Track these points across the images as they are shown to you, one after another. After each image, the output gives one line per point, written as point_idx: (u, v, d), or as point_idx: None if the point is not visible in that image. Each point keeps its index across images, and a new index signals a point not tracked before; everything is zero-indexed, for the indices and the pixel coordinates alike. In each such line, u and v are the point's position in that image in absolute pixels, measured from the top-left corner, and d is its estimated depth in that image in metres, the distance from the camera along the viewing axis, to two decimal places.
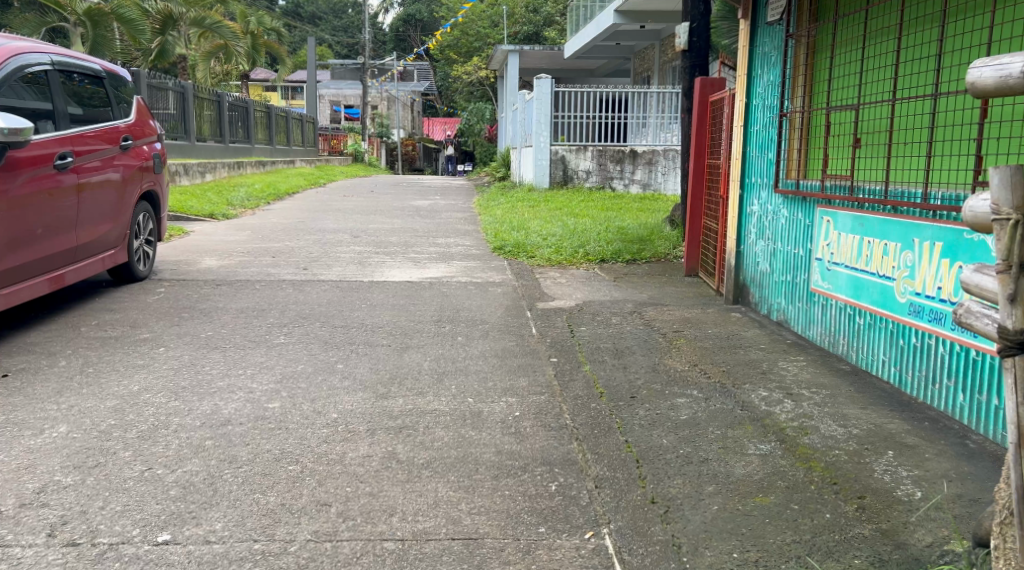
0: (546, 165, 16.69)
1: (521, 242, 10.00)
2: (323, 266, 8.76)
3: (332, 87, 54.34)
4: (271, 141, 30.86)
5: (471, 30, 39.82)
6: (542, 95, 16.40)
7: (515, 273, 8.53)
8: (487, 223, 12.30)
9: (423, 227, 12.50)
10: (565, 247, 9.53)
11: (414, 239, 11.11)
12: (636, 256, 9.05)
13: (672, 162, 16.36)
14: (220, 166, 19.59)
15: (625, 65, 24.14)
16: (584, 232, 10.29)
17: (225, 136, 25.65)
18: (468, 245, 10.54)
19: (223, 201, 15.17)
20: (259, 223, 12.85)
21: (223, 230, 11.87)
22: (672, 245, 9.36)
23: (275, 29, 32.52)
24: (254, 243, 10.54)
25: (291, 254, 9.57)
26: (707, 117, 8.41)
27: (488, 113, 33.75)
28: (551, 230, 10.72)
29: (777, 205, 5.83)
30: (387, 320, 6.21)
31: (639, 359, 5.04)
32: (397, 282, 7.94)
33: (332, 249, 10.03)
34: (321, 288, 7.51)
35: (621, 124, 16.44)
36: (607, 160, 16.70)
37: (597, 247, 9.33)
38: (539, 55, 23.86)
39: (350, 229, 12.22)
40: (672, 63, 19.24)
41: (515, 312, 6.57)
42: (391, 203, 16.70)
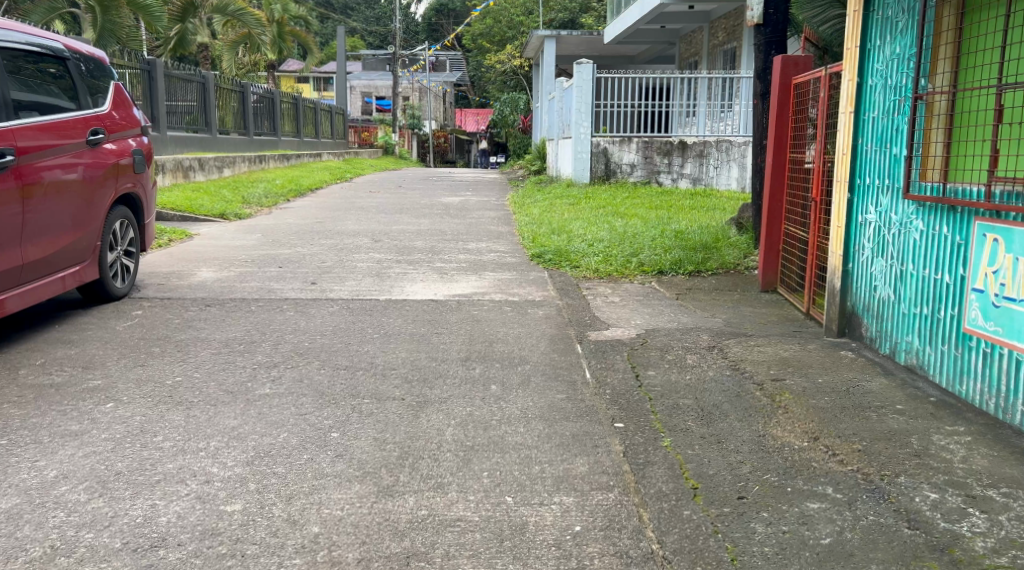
0: (586, 158, 15.28)
1: (564, 249, 8.72)
2: (333, 279, 7.52)
3: (363, 78, 53.30)
4: (298, 133, 29.75)
5: (505, 18, 38.65)
6: (583, 82, 15.07)
7: (559, 288, 7.25)
8: (524, 225, 11.03)
9: (452, 230, 11.25)
10: (614, 255, 8.24)
11: (442, 245, 9.84)
12: (701, 268, 7.75)
13: (726, 155, 15.09)
14: (239, 160, 18.43)
15: (669, 50, 22.72)
16: (637, 236, 8.98)
17: (249, 129, 24.54)
18: (503, 252, 9.27)
19: (238, 199, 13.99)
20: (273, 224, 11.65)
21: (231, 232, 10.68)
22: (741, 252, 8.04)
23: (303, 18, 31.39)
24: (264, 248, 9.37)
25: (301, 264, 8.35)
26: (790, 102, 7.14)
27: (523, 104, 32.44)
28: (597, 234, 9.43)
29: (909, 215, 4.54)
30: (404, 358, 4.96)
31: (737, 430, 3.75)
32: (421, 300, 6.70)
33: (349, 257, 8.81)
34: (328, 310, 6.27)
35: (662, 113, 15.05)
36: (653, 152, 15.26)
37: (653, 255, 8.04)
38: (577, 42, 22.59)
39: (373, 231, 10.97)
40: (723, 46, 17.85)
41: (563, 347, 5.30)
42: (419, 200, 15.43)
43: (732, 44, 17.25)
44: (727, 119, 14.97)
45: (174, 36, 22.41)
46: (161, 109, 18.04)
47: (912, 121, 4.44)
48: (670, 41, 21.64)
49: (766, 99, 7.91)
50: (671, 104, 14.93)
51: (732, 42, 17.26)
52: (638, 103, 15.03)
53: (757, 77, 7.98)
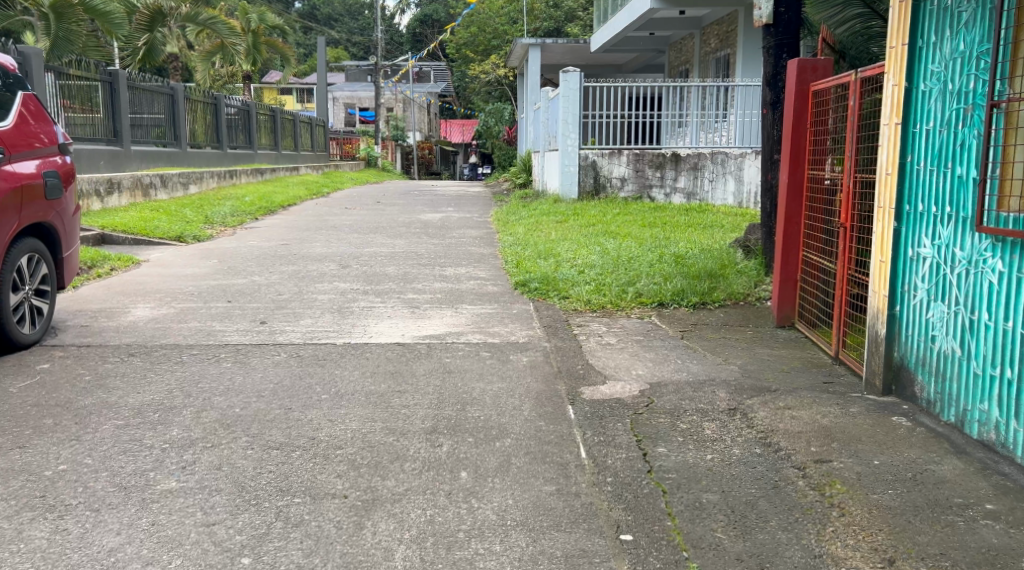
0: (574, 172, 14.35)
1: (552, 276, 7.80)
2: (285, 316, 6.57)
3: (346, 89, 52.34)
4: (276, 145, 28.78)
5: (489, 26, 37.80)
6: (569, 91, 14.10)
7: (546, 326, 6.32)
8: (508, 247, 10.11)
9: (429, 252, 10.31)
10: (608, 283, 7.33)
11: (417, 271, 8.88)
12: (707, 299, 6.84)
13: (721, 167, 14.02)
14: (207, 175, 17.43)
15: (659, 58, 21.88)
16: (633, 260, 8.07)
17: (222, 142, 23.56)
18: (482, 279, 8.33)
19: (200, 218, 13.02)
20: (233, 247, 10.68)
21: (184, 258, 9.71)
22: (750, 280, 7.15)
23: (280, 28, 30.44)
24: (216, 276, 8.41)
25: (254, 297, 7.40)
26: (808, 112, 6.25)
27: (508, 114, 31.56)
28: (588, 257, 8.51)
29: (981, 251, 3.64)
30: (354, 431, 4.02)
31: (783, 548, 2.88)
32: (384, 343, 5.76)
33: (309, 288, 7.85)
34: (271, 359, 5.32)
35: (652, 124, 14.21)
36: (645, 165, 14.39)
37: (651, 284, 7.13)
38: (563, 51, 21.74)
39: (341, 255, 10.02)
40: (715, 54, 16.96)
41: (552, 409, 4.37)
42: (397, 217, 14.49)
43: (725, 51, 16.36)
44: (720, 130, 14.19)
45: (141, 45, 21.34)
46: (124, 122, 17.03)
47: (986, 135, 3.55)
48: (659, 48, 20.80)
49: (777, 108, 7.03)
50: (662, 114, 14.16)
51: (725, 49, 16.38)
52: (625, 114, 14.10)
53: (766, 84, 7.09)
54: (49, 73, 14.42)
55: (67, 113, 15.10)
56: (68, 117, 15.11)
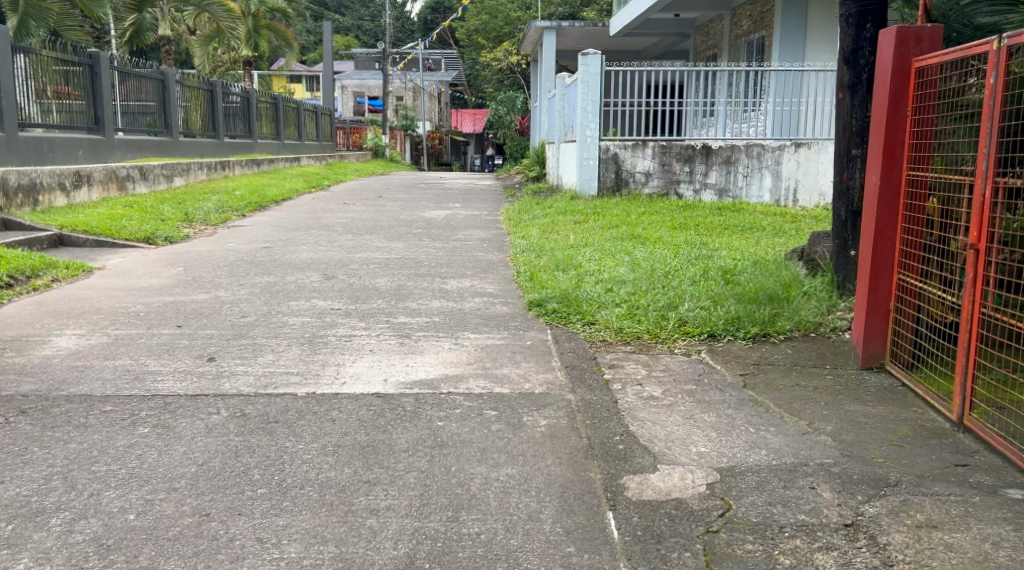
0: (593, 166, 12.88)
1: (574, 293, 6.45)
2: (233, 352, 5.13)
3: (355, 77, 50.82)
4: (278, 134, 27.41)
5: (501, 13, 36.39)
6: (589, 76, 12.64)
7: (570, 366, 4.97)
8: (521, 253, 8.76)
9: (431, 258, 8.95)
10: (644, 304, 5.97)
11: (412, 284, 7.52)
12: (768, 329, 5.47)
13: (756, 162, 12.79)
14: (194, 166, 16.11)
15: (683, 43, 20.41)
16: (673, 274, 6.70)
17: (219, 130, 22.22)
18: (489, 297, 6.97)
19: (178, 215, 11.69)
20: (207, 251, 9.35)
21: (146, 265, 8.36)
22: (821, 305, 5.77)
23: (282, 12, 29.04)
24: (175, 290, 7.08)
25: (211, 319, 5.99)
26: (908, 95, 4.93)
27: (521, 103, 30.17)
28: (617, 269, 7.15)
29: None
30: (290, 565, 2.78)
31: None
32: (360, 394, 4.40)
33: (280, 306, 6.49)
34: (198, 424, 3.90)
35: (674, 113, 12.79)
36: (672, 159, 12.92)
37: (696, 308, 5.77)
38: (579, 35, 20.32)
39: (328, 262, 8.68)
40: (747, 36, 15.52)
41: (585, 519, 3.06)
42: (398, 214, 13.12)
43: (759, 34, 14.91)
44: (751, 120, 12.75)
45: (129, 25, 20.05)
46: (107, 108, 15.70)
47: None
48: (683, 31, 19.35)
49: (857, 91, 5.71)
50: (684, 102, 12.69)
51: (759, 31, 14.95)
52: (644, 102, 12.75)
53: (843, 61, 5.79)
54: (19, 54, 13.07)
55: (43, 99, 13.75)
56: (43, 102, 13.75)
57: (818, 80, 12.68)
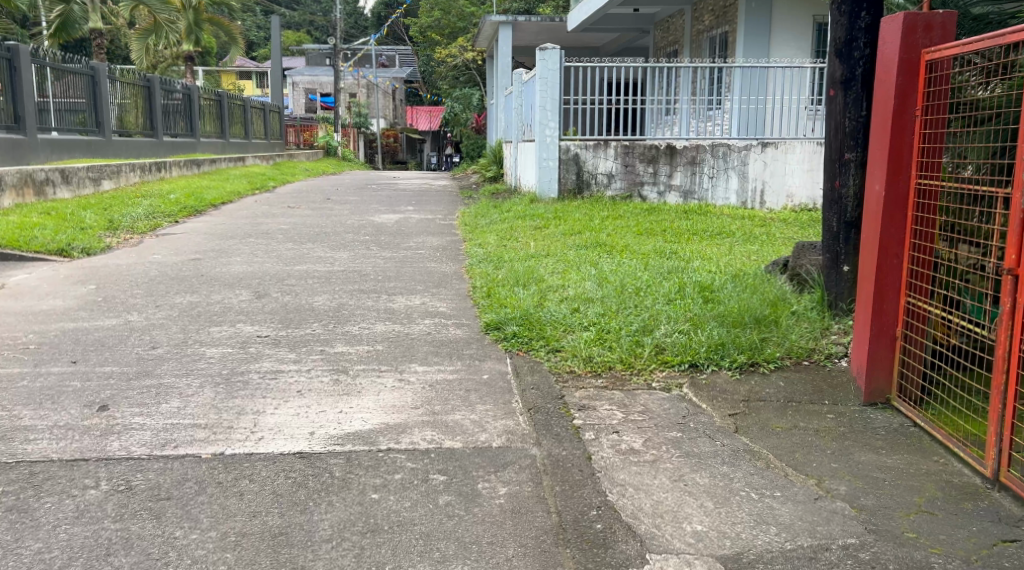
0: (553, 167, 12.15)
1: (536, 314, 5.73)
2: (131, 399, 4.34)
3: (307, 74, 49.64)
4: (224, 133, 26.39)
5: (455, 9, 35.58)
6: (547, 72, 11.94)
7: (532, 408, 4.21)
8: (477, 265, 8.02)
9: (376, 270, 8.19)
10: (614, 327, 5.25)
11: (353, 302, 6.76)
12: (755, 356, 4.77)
13: (723, 162, 12.17)
14: (125, 169, 15.21)
15: (643, 38, 19.77)
16: (645, 290, 5.98)
17: (158, 129, 21.16)
18: (440, 318, 6.20)
19: (101, 223, 11.02)
20: (128, 266, 8.58)
21: (55, 284, 7.57)
22: (814, 328, 5.06)
23: (226, 6, 28.06)
24: (80, 316, 6.31)
25: (114, 355, 5.21)
26: (918, 91, 4.22)
27: (477, 100, 29.34)
28: (584, 284, 6.44)
29: None
30: None
31: None
32: (279, 455, 3.63)
33: (198, 335, 5.73)
34: (66, 504, 3.14)
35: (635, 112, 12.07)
36: (635, 160, 12.23)
37: (673, 332, 5.05)
38: (535, 30, 19.58)
39: (262, 276, 7.91)
40: (709, 32, 14.88)
41: None
42: (343, 219, 12.34)
43: (722, 29, 14.27)
44: (715, 119, 12.12)
45: (56, 17, 19.59)
46: (28, 106, 14.70)
47: None
48: (643, 26, 18.69)
49: (850, 88, 5.04)
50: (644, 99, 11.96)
51: (720, 26, 14.31)
52: (600, 99, 11.97)
53: (833, 54, 5.11)
54: None
55: None
56: None
57: (783, 76, 12.07)
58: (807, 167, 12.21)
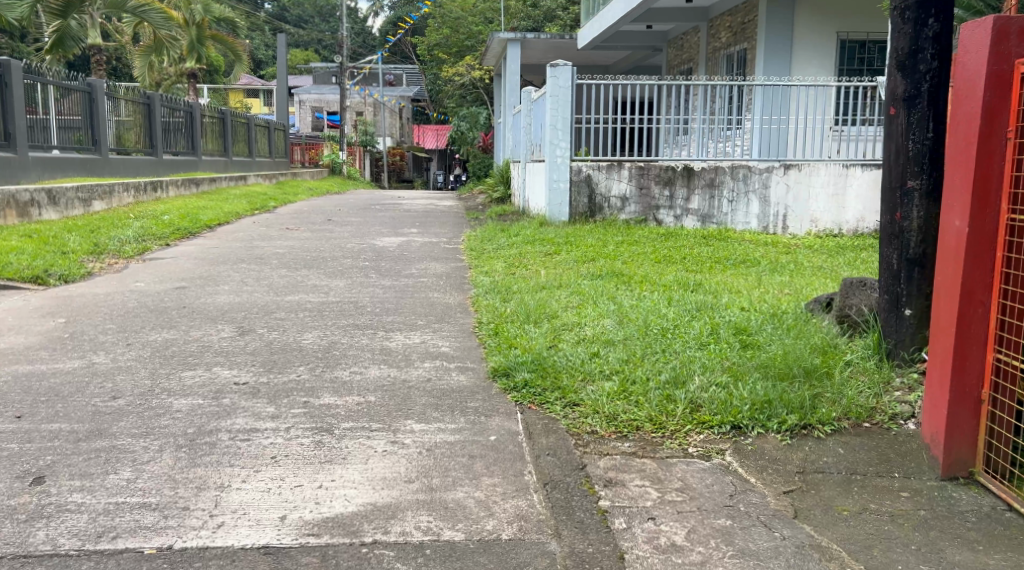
0: (563, 189, 11.49)
1: (549, 359, 5.01)
2: (73, 470, 3.70)
3: (313, 91, 49.18)
4: (227, 151, 25.84)
5: (462, 28, 35.11)
6: (558, 90, 11.29)
7: (549, 485, 3.52)
8: (484, 297, 7.34)
9: (373, 302, 7.53)
10: (640, 379, 4.50)
11: (345, 340, 6.09)
12: (807, 415, 4.01)
13: (742, 185, 11.46)
14: (118, 189, 14.65)
15: (656, 57, 19.18)
16: (672, 332, 5.25)
17: (158, 147, 20.60)
18: (442, 361, 5.51)
19: (86, 247, 10.36)
20: (106, 296, 7.96)
21: (23, 318, 6.96)
22: (873, 383, 4.30)
23: (229, 22, 27.60)
24: (38, 357, 5.66)
25: (66, 410, 4.55)
26: (1010, 108, 3.54)
27: (484, 119, 28.70)
28: (602, 323, 5.71)
29: None
30: None
31: None
32: (239, 546, 3.10)
33: (168, 382, 5.08)
34: None
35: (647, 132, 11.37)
36: (650, 181, 11.53)
37: (709, 384, 4.30)
38: (544, 47, 18.98)
39: (249, 309, 7.28)
40: (726, 50, 14.25)
41: None
42: (342, 243, 11.69)
43: (740, 46, 13.62)
44: (734, 139, 11.38)
45: (53, 32, 19.11)
46: (19, 123, 14.13)
47: None
48: (655, 44, 18.10)
49: (915, 107, 4.38)
50: (657, 118, 11.20)
51: (738, 43, 13.65)
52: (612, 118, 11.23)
53: (894, 68, 4.46)
54: None
55: None
56: None
57: (807, 95, 11.25)
58: (830, 192, 11.45)
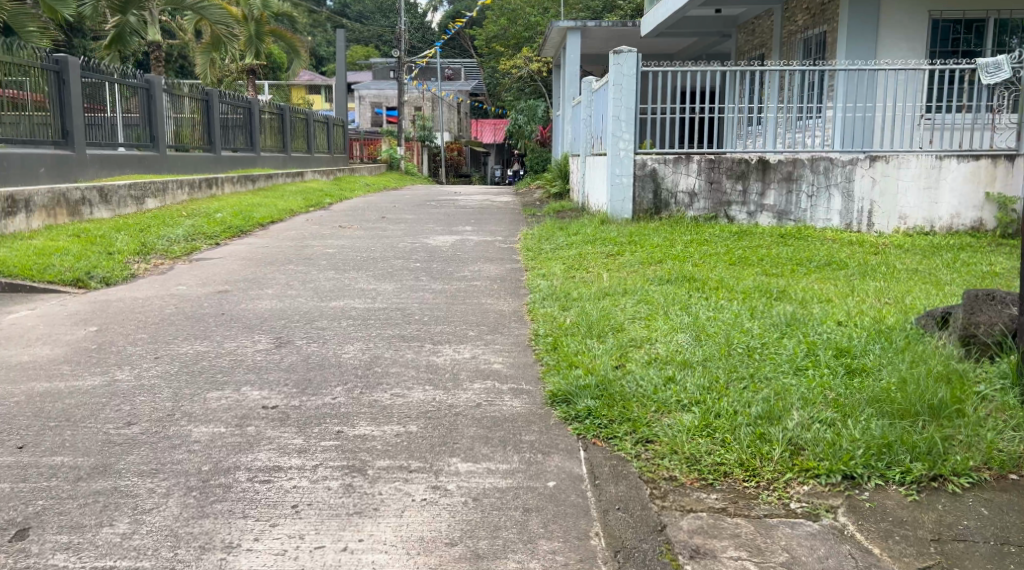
0: (626, 184, 10.79)
1: (618, 382, 4.36)
2: (62, 520, 3.21)
3: (373, 85, 48.95)
4: (285, 147, 25.58)
5: (522, 19, 34.50)
6: (622, 78, 10.61)
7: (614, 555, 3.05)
8: (541, 304, 6.70)
9: (421, 308, 6.94)
10: (725, 411, 3.85)
11: (389, 355, 5.50)
12: (937, 463, 3.35)
13: (823, 178, 10.60)
14: (172, 186, 14.32)
15: (724, 43, 18.34)
16: (760, 352, 4.58)
17: (216, 143, 20.34)
18: (494, 381, 4.89)
19: (132, 247, 9.95)
20: (144, 301, 7.49)
21: (53, 326, 6.50)
22: (1014, 423, 3.61)
23: (289, 17, 27.34)
24: (58, 373, 5.16)
25: (73, 439, 4.03)
26: None
27: (542, 111, 28.07)
28: (677, 338, 5.03)
29: None
30: None
31: None
32: None
33: (191, 405, 4.53)
34: None
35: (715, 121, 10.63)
36: (722, 175, 10.72)
37: (811, 420, 3.65)
38: (606, 36, 18.25)
39: (291, 316, 6.74)
40: (802, 33, 13.39)
41: None
42: (395, 242, 11.14)
43: (818, 30, 12.76)
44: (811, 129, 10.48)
45: (112, 29, 18.95)
46: (77, 120, 13.77)
47: None
48: (724, 31, 17.24)
49: None
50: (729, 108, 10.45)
51: (817, 26, 12.76)
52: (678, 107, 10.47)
53: None
54: None
55: None
56: None
57: (895, 80, 10.36)
58: (922, 185, 10.47)
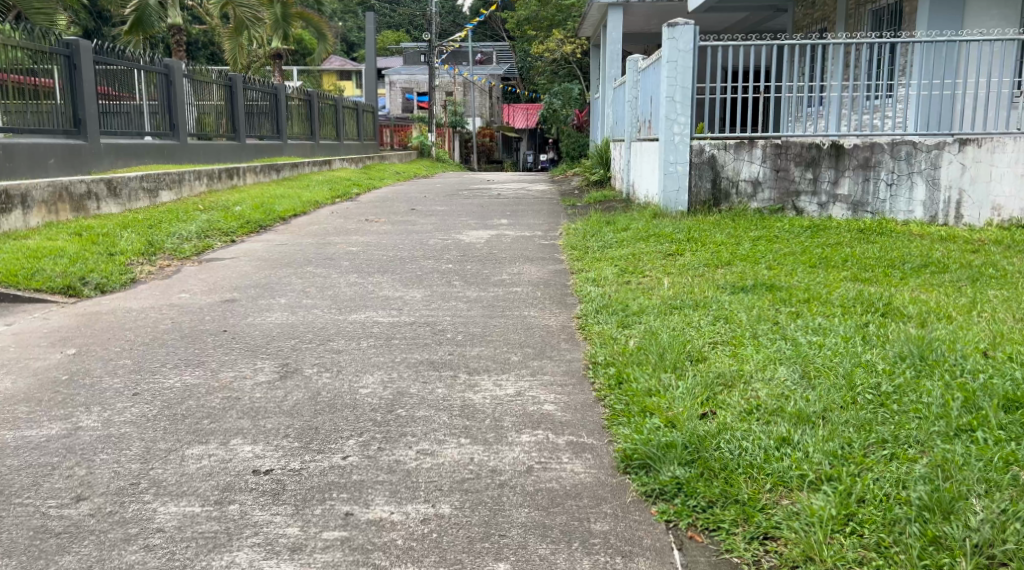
0: (682, 173, 9.66)
1: (716, 437, 3.33)
2: None
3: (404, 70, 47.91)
4: (313, 134, 24.65)
5: None
6: (676, 54, 9.45)
7: None
8: (597, 320, 5.63)
9: (455, 324, 5.89)
10: (874, 494, 2.86)
11: (416, 390, 4.46)
12: None
13: (905, 165, 9.39)
14: (188, 177, 13.39)
15: (778, 18, 17.07)
16: (898, 397, 3.55)
17: (241, 132, 19.44)
18: (547, 432, 3.85)
19: (137, 247, 9.00)
20: (137, 314, 6.51)
21: (25, 348, 5.54)
22: None
23: None
24: (11, 417, 4.20)
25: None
26: None
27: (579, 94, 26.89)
28: (778, 375, 3.97)
29: None
30: None
31: None
32: None
33: (160, 470, 3.52)
34: None
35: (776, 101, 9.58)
36: (790, 162, 9.58)
37: (1005, 517, 2.68)
38: (650, 12, 17.07)
39: (302, 333, 5.73)
40: (874, 4, 12.15)
41: None
42: (425, 237, 10.11)
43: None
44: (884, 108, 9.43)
45: (131, 13, 18.08)
46: (90, 109, 12.77)
47: None
48: (780, 4, 15.99)
49: None
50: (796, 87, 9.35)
51: None
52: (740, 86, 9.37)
53: None
54: None
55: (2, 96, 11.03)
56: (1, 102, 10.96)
57: (983, 52, 9.22)
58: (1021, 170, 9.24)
